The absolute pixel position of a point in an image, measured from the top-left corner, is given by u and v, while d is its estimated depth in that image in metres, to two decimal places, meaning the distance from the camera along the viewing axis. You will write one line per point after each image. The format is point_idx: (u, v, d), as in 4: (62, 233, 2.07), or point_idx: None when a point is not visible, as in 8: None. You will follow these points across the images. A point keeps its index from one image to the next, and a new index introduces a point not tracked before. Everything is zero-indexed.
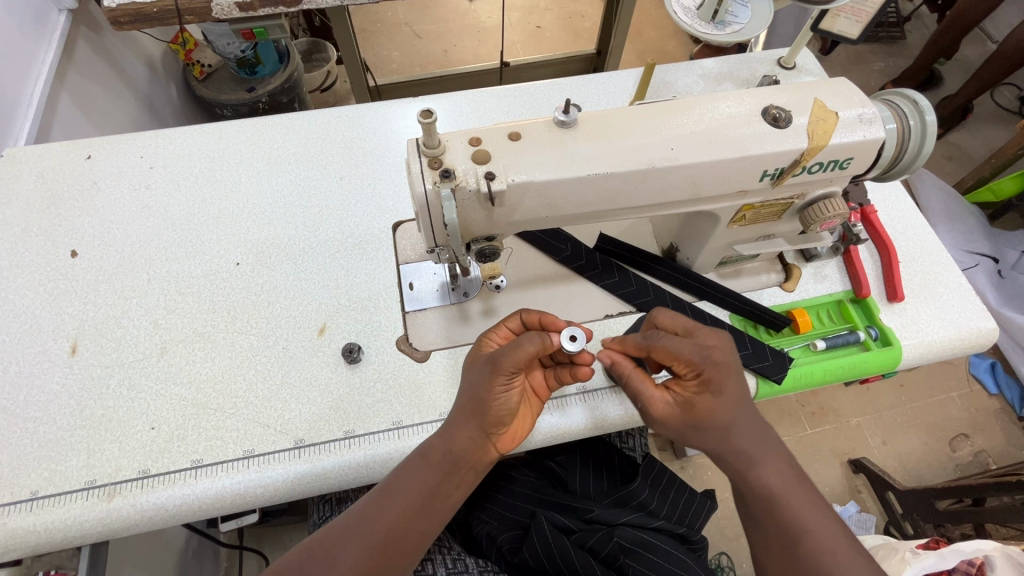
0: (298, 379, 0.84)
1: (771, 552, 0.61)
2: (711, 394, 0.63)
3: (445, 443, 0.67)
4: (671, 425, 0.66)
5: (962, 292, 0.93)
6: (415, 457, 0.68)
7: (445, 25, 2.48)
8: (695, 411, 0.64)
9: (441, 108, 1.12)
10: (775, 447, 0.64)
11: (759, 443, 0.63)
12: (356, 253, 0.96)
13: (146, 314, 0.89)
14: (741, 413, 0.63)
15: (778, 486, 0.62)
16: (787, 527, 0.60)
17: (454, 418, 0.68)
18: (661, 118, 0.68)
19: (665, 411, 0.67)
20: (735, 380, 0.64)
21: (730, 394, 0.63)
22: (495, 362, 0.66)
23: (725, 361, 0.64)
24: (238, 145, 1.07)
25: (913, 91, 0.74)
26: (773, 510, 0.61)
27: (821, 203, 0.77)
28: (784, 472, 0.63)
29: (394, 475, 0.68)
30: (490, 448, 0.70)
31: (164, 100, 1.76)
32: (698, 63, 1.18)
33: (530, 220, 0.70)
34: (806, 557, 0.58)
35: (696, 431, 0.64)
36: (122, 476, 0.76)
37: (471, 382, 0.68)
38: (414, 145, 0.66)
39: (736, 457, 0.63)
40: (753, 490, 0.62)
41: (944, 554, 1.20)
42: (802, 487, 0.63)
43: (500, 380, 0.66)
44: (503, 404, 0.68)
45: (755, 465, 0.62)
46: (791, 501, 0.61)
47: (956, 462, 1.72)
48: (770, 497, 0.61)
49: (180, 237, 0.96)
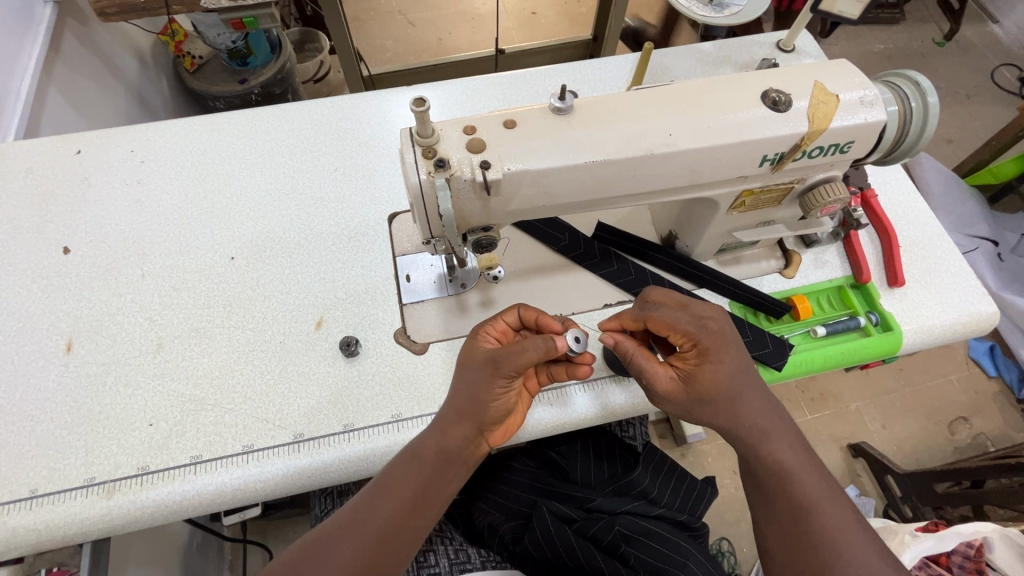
0: (296, 373, 0.84)
1: (776, 523, 0.61)
2: (713, 363, 0.64)
3: (437, 441, 0.67)
4: (678, 400, 0.66)
5: (963, 275, 0.93)
6: (404, 454, 0.68)
7: (438, 12, 2.45)
8: (700, 384, 0.64)
9: (434, 98, 1.10)
10: (787, 425, 0.65)
11: (770, 415, 0.64)
12: (353, 245, 0.95)
13: (141, 310, 0.88)
14: (744, 381, 0.64)
15: (789, 459, 0.62)
16: (796, 499, 0.60)
17: (448, 418, 0.68)
18: (659, 102, 0.66)
19: (670, 387, 0.66)
20: (733, 348, 0.65)
21: (732, 363, 0.64)
22: (496, 364, 0.66)
23: (719, 330, 0.66)
24: (230, 138, 1.06)
25: (913, 72, 0.73)
26: (784, 484, 0.61)
27: (822, 187, 0.75)
28: (795, 448, 0.63)
29: (386, 474, 0.67)
30: (481, 443, 0.72)
31: (155, 93, 1.74)
32: (695, 47, 1.16)
33: (527, 210, 0.69)
34: (812, 528, 0.58)
35: (703, 403, 0.64)
36: (121, 473, 0.76)
37: (468, 382, 0.67)
38: (408, 134, 0.64)
39: (748, 429, 0.64)
40: (763, 461, 0.63)
41: (943, 536, 1.22)
42: (811, 463, 0.63)
43: (499, 382, 0.67)
44: (498, 402, 0.68)
45: (767, 437, 0.63)
46: (801, 474, 0.61)
47: (955, 444, 1.73)
48: (782, 470, 0.62)
49: (174, 232, 0.95)
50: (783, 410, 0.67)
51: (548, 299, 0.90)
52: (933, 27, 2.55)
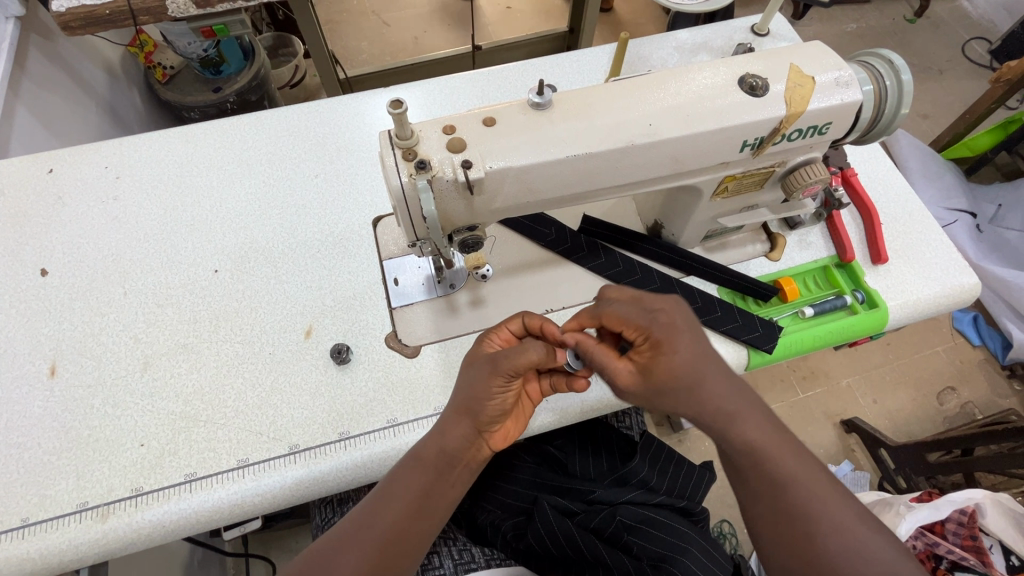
0: (287, 384, 0.83)
1: (759, 504, 0.59)
2: (666, 353, 0.62)
3: (438, 442, 0.67)
4: (638, 392, 0.65)
5: (945, 249, 0.94)
6: (407, 458, 0.68)
7: (413, 11, 2.43)
8: (655, 373, 0.62)
9: (413, 98, 1.09)
10: (753, 403, 0.61)
11: (733, 395, 0.61)
12: (338, 251, 0.94)
13: (125, 329, 0.87)
14: (705, 367, 0.61)
15: (758, 439, 0.59)
16: (774, 478, 0.58)
17: (448, 418, 0.68)
18: (638, 92, 0.66)
19: (630, 380, 0.65)
20: (687, 337, 0.63)
21: (686, 350, 0.62)
22: (495, 363, 0.66)
23: (672, 321, 0.64)
24: (206, 148, 1.04)
25: (886, 50, 0.73)
26: (757, 464, 0.59)
27: (802, 169, 0.76)
28: (762, 424, 0.60)
29: (389, 479, 0.67)
30: (481, 445, 0.71)
31: (127, 105, 1.71)
32: (672, 35, 1.16)
33: (511, 207, 0.68)
34: (791, 504, 0.57)
35: (661, 393, 0.62)
36: (115, 496, 0.75)
37: (468, 380, 0.68)
38: (386, 137, 0.63)
39: (713, 414, 0.60)
40: (734, 444, 0.60)
41: (937, 505, 1.24)
42: (780, 435, 0.60)
43: (497, 382, 0.66)
44: (497, 403, 0.68)
45: (733, 419, 0.60)
46: (773, 451, 0.59)
47: (944, 414, 1.77)
48: (752, 450, 0.59)
49: (154, 248, 0.93)
50: (744, 385, 0.63)
51: (537, 295, 0.90)
52: (903, 4, 2.58)
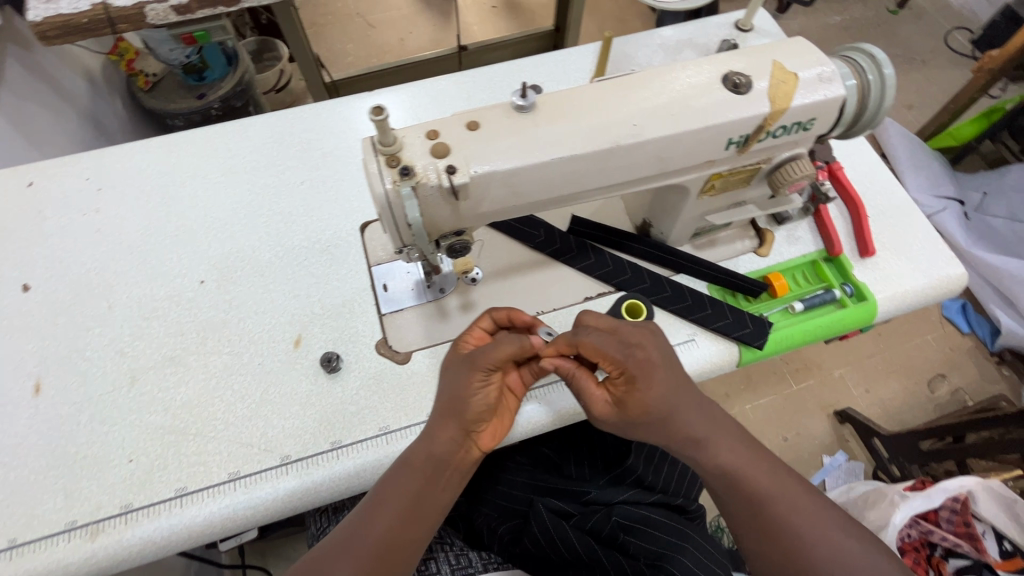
0: (277, 394, 0.82)
1: (744, 525, 0.63)
2: (641, 390, 0.63)
3: (427, 445, 0.67)
4: (612, 421, 0.67)
5: (932, 240, 0.95)
6: (397, 465, 0.68)
7: (398, 13, 2.42)
8: (630, 408, 0.64)
9: (399, 101, 1.08)
10: (724, 427, 0.66)
11: (706, 424, 0.65)
12: (326, 259, 0.93)
13: (111, 343, 0.85)
14: (677, 401, 0.64)
15: (733, 462, 0.64)
16: (753, 498, 0.62)
17: (433, 420, 0.68)
18: (622, 93, 0.66)
19: (604, 410, 0.67)
20: (662, 373, 0.63)
21: (660, 387, 0.63)
22: (472, 358, 0.67)
23: (648, 357, 0.64)
24: (189, 158, 1.02)
25: (867, 44, 0.74)
26: (735, 486, 0.63)
27: (788, 165, 0.76)
28: (736, 448, 0.65)
29: (378, 487, 0.66)
30: (471, 447, 0.70)
31: (109, 114, 1.69)
32: (656, 33, 1.16)
33: (497, 211, 0.67)
34: (771, 520, 0.61)
35: (634, 424, 0.65)
36: (105, 513, 0.74)
37: (450, 380, 0.67)
38: (369, 143, 0.62)
39: (686, 444, 0.64)
40: (711, 470, 0.64)
41: (930, 494, 1.25)
42: (752, 455, 0.65)
43: (478, 376, 0.67)
44: (481, 403, 0.67)
45: (708, 447, 0.64)
46: (748, 472, 0.64)
47: (936, 402, 1.78)
48: (729, 473, 0.63)
49: (138, 260, 0.92)
50: (716, 410, 0.67)
51: (528, 297, 0.89)
52: None
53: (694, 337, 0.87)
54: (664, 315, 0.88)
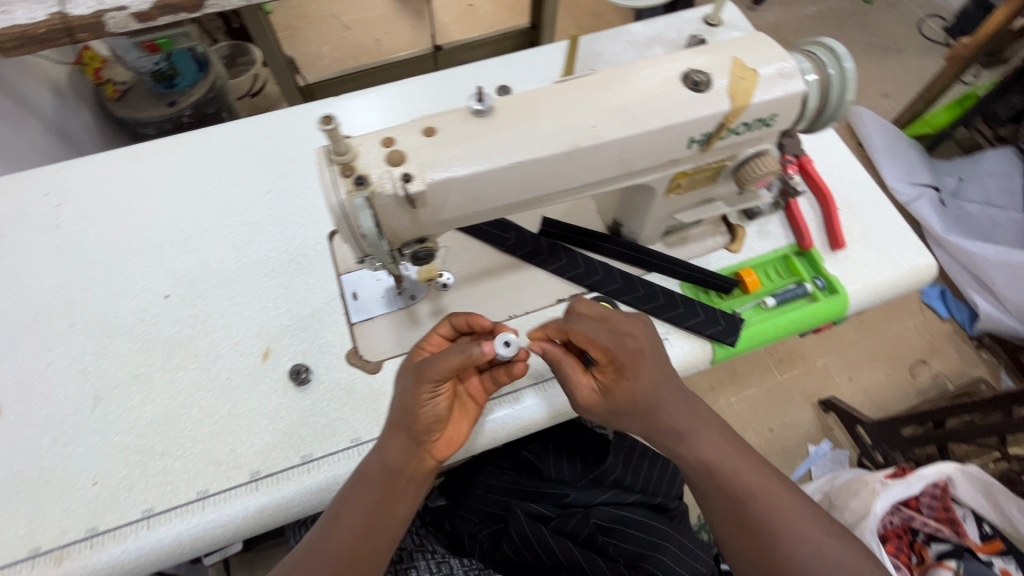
0: (246, 409, 0.80)
1: (723, 519, 0.63)
2: (628, 379, 0.64)
3: (378, 457, 0.67)
4: (598, 410, 0.68)
5: (901, 230, 0.95)
6: (353, 477, 0.68)
7: (374, 13, 2.39)
8: (616, 396, 0.65)
9: (366, 104, 1.06)
10: (704, 421, 0.66)
11: (686, 416, 0.65)
12: (293, 269, 0.91)
13: (74, 363, 0.83)
14: (663, 392, 0.64)
15: (712, 456, 0.64)
16: (731, 492, 0.62)
17: (384, 432, 0.68)
18: (581, 94, 0.65)
19: (589, 398, 0.68)
20: (650, 363, 0.64)
21: (647, 377, 0.64)
22: (420, 371, 0.65)
23: (638, 347, 0.65)
24: (151, 169, 1.00)
25: (828, 38, 0.73)
26: (713, 480, 0.63)
27: (753, 161, 0.76)
28: (716, 442, 0.65)
29: (337, 499, 0.66)
30: (424, 456, 0.70)
31: (78, 125, 1.65)
32: (625, 29, 1.15)
33: (459, 217, 0.66)
34: (749, 516, 0.61)
35: (618, 413, 0.66)
36: (70, 538, 0.72)
37: (399, 392, 0.67)
38: (322, 153, 0.61)
39: (667, 434, 0.65)
40: (689, 462, 0.64)
41: (910, 481, 1.26)
42: (731, 449, 0.65)
43: (425, 389, 0.66)
44: (432, 414, 0.68)
45: (686, 439, 0.64)
46: (727, 466, 0.63)
47: (918, 387, 1.80)
48: (707, 466, 0.64)
49: (100, 276, 0.90)
50: (698, 402, 0.67)
51: (500, 301, 0.89)
52: None
53: (667, 336, 0.86)
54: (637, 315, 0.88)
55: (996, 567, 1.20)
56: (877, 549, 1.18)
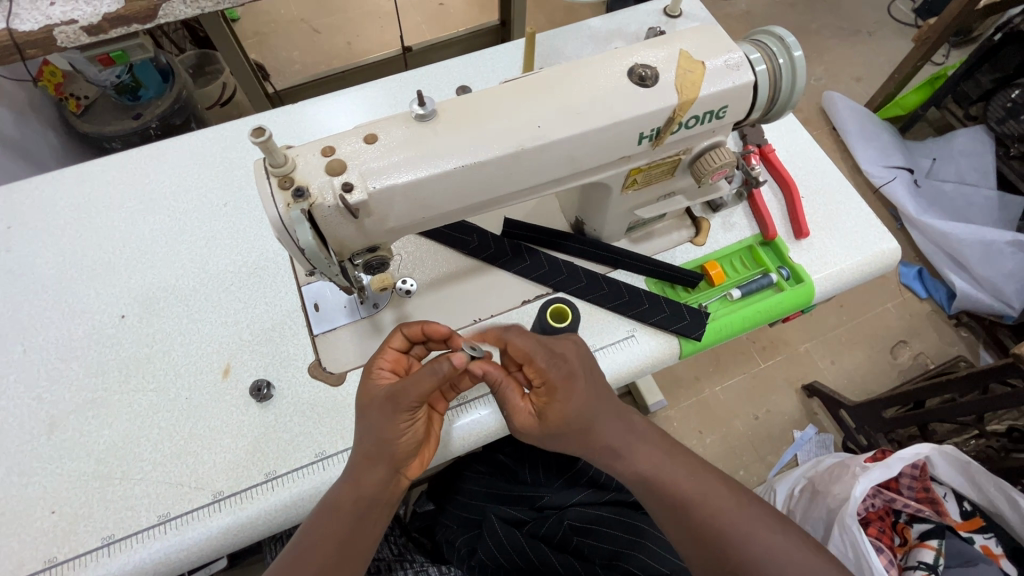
0: (207, 428, 0.79)
1: (671, 529, 0.63)
2: (560, 401, 0.62)
3: (354, 490, 0.65)
4: (533, 433, 0.66)
5: (864, 215, 0.95)
6: (322, 509, 0.65)
7: (343, 16, 2.36)
8: (550, 419, 0.63)
9: (325, 110, 1.04)
10: (641, 434, 0.66)
11: (619, 433, 0.64)
12: (253, 282, 0.90)
13: (28, 390, 0.81)
14: (597, 409, 0.64)
15: (648, 469, 0.64)
16: (672, 501, 0.63)
17: (357, 465, 0.65)
18: (525, 94, 0.64)
19: (526, 422, 0.66)
20: (583, 383, 0.63)
21: (581, 397, 0.62)
22: (395, 402, 0.62)
23: (571, 368, 0.63)
24: (105, 187, 0.97)
25: (776, 27, 0.73)
26: (652, 491, 0.63)
27: (708, 153, 0.75)
28: (651, 454, 0.65)
29: (298, 535, 0.64)
30: (401, 479, 0.69)
31: (40, 142, 1.61)
32: (585, 24, 1.14)
33: (408, 224, 0.65)
34: (694, 522, 0.61)
35: (554, 436, 0.64)
36: (27, 570, 0.70)
37: (371, 424, 0.64)
38: (261, 166, 0.59)
39: (601, 452, 0.64)
40: (628, 477, 0.65)
41: (888, 463, 1.25)
42: (669, 459, 0.65)
43: (402, 417, 0.64)
44: (406, 436, 0.66)
45: (621, 456, 0.64)
46: (665, 476, 0.64)
47: (899, 368, 1.82)
48: (644, 479, 0.64)
49: (54, 298, 0.88)
50: (635, 418, 0.67)
51: (464, 305, 0.87)
52: None
53: (634, 333, 0.86)
54: (603, 314, 0.87)
55: (977, 544, 1.24)
56: (859, 534, 1.17)
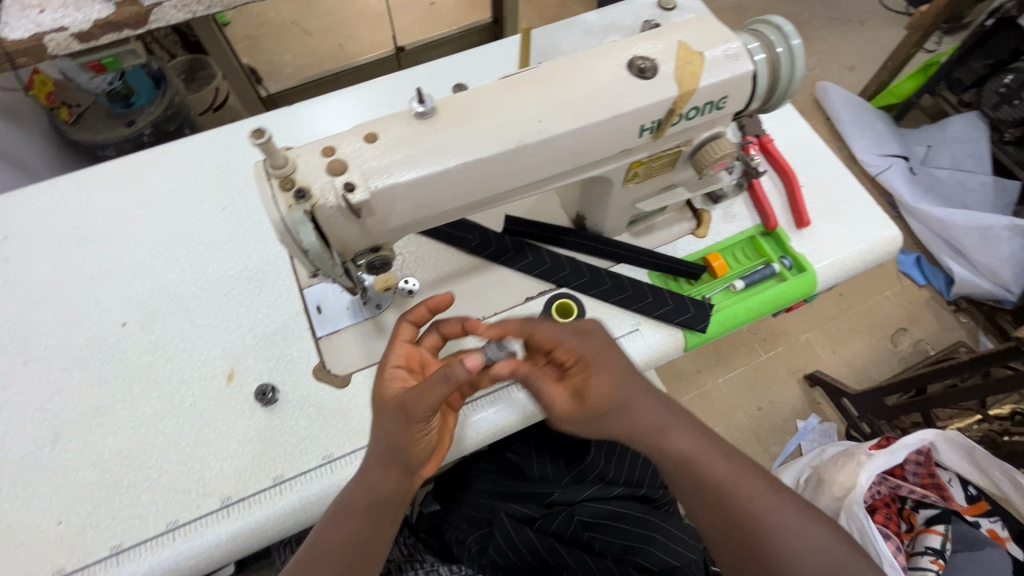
0: (213, 434, 0.78)
1: (705, 509, 0.63)
2: (597, 373, 0.63)
3: (367, 492, 0.65)
4: (574, 419, 0.64)
5: (865, 203, 0.95)
6: (335, 511, 0.66)
7: (334, 17, 2.34)
8: (590, 396, 0.62)
9: (321, 111, 1.03)
10: (678, 412, 0.66)
11: (660, 412, 0.65)
12: (254, 286, 0.89)
13: (30, 401, 0.80)
14: (631, 387, 0.64)
15: (688, 446, 0.64)
16: (709, 481, 0.62)
17: (372, 468, 0.64)
18: (525, 88, 0.63)
19: (568, 407, 0.64)
20: (612, 357, 0.66)
21: (612, 372, 0.64)
22: (407, 412, 0.59)
23: (599, 344, 0.66)
24: (101, 194, 0.96)
25: (774, 16, 0.73)
26: (688, 470, 0.63)
27: (709, 144, 0.75)
28: (689, 433, 0.65)
29: (312, 538, 0.66)
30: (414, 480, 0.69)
31: (32, 150, 1.59)
32: (580, 18, 1.14)
33: (410, 223, 0.65)
34: (731, 502, 0.61)
35: (597, 416, 0.63)
36: None
37: (384, 431, 0.62)
38: (260, 167, 0.59)
39: (644, 429, 0.64)
40: (667, 458, 0.63)
41: (894, 450, 1.25)
42: (705, 439, 0.65)
43: (415, 428, 0.61)
44: (420, 443, 0.63)
45: (663, 432, 0.63)
46: (701, 458, 0.63)
47: (900, 355, 1.82)
48: (683, 457, 0.63)
49: (53, 308, 0.87)
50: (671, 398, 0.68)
51: (467, 303, 0.87)
52: None
53: (639, 327, 0.86)
54: (607, 309, 0.87)
55: (982, 527, 1.25)
56: (868, 520, 1.17)
